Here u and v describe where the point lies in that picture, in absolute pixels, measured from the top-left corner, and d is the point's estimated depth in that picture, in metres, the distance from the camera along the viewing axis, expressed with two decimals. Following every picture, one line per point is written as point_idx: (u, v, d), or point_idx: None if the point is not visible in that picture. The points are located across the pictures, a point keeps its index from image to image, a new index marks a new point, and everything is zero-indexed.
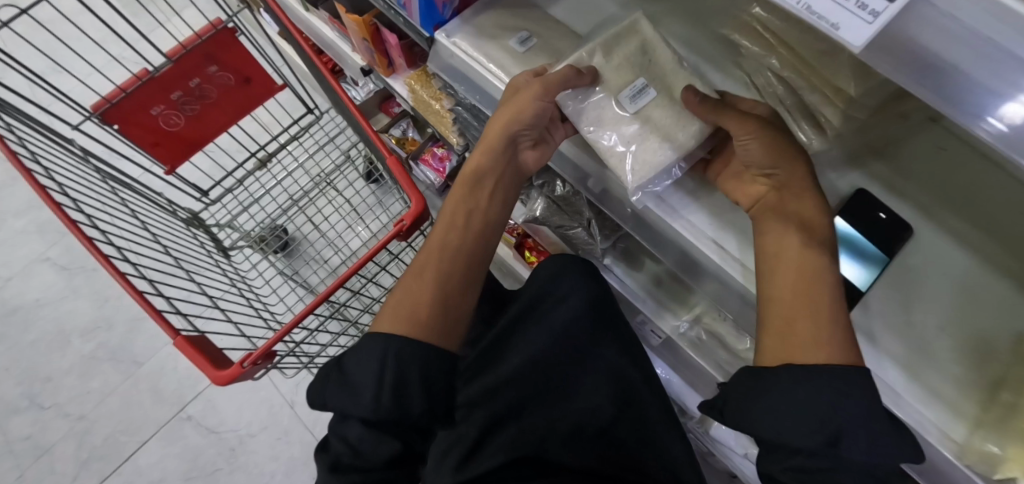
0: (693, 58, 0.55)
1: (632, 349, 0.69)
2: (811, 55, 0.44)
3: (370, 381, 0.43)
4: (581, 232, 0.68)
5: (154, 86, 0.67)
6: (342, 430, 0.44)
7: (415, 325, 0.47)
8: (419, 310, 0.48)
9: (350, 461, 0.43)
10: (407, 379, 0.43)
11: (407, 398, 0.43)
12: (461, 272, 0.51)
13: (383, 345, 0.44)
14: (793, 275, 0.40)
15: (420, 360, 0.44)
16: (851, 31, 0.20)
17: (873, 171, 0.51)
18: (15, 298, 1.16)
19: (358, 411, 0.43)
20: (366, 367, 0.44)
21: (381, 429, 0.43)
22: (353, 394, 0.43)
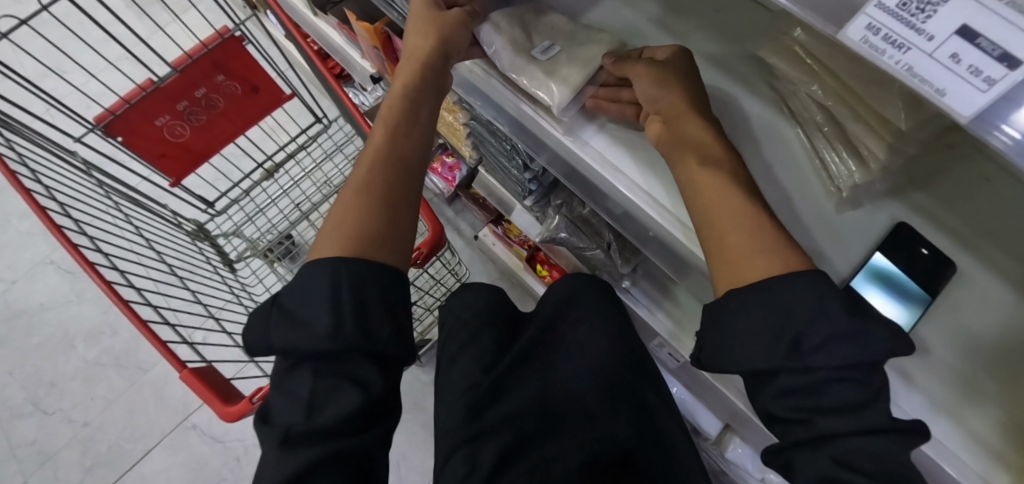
0: (723, 79, 0.52)
1: (649, 376, 0.67)
2: (858, 83, 0.41)
3: (324, 311, 0.39)
4: (600, 254, 0.66)
5: (160, 97, 0.64)
6: (296, 383, 0.39)
7: (360, 240, 0.42)
8: (350, 229, 0.42)
9: (301, 427, 0.38)
10: (365, 297, 0.40)
11: (373, 323, 0.40)
12: (395, 191, 0.45)
13: (331, 272, 0.40)
14: (706, 191, 0.38)
15: (382, 283, 0.42)
16: (959, 97, 0.17)
17: (915, 201, 0.47)
18: (19, 302, 1.15)
19: (314, 344, 0.38)
20: (317, 298, 0.40)
21: (338, 359, 0.39)
22: (306, 330, 0.39)
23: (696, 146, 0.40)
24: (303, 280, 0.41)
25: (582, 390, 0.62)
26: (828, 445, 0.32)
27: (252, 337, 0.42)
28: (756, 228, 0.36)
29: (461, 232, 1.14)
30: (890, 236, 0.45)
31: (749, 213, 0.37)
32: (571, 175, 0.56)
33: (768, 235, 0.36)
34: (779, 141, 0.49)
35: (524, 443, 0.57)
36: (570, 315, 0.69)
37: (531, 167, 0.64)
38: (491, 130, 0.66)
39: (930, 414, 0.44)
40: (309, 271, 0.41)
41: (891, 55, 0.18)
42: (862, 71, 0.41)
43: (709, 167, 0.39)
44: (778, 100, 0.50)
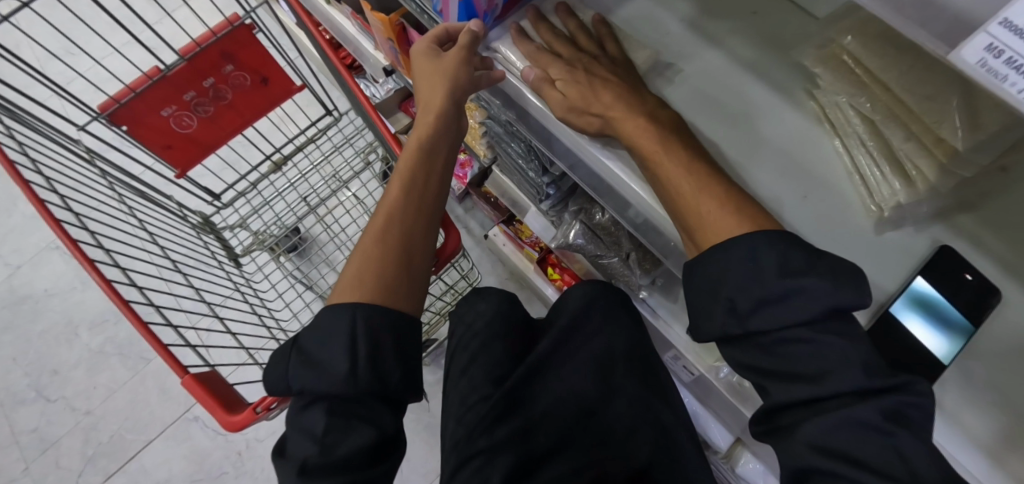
0: (758, 85, 0.49)
1: (664, 389, 0.65)
2: (911, 98, 0.39)
3: (341, 353, 0.42)
4: (617, 263, 0.63)
5: (166, 86, 0.62)
6: (304, 420, 0.42)
7: (371, 285, 0.47)
8: (378, 273, 0.47)
9: (318, 460, 0.39)
10: (375, 337, 0.44)
11: (385, 366, 0.44)
12: (410, 230, 0.51)
13: (351, 315, 0.44)
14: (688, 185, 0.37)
15: (392, 327, 0.46)
16: None
17: (959, 223, 0.45)
18: (23, 288, 1.14)
19: (331, 386, 0.41)
20: (331, 343, 0.43)
21: (352, 402, 0.42)
22: (320, 372, 0.42)
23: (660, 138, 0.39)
24: (324, 325, 0.44)
25: (593, 408, 0.60)
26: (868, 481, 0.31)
27: (273, 378, 0.45)
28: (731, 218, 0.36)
29: (471, 231, 1.12)
30: (933, 261, 0.43)
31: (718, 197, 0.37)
32: (591, 179, 0.54)
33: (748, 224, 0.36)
34: (817, 156, 0.47)
35: (531, 463, 0.55)
36: (584, 323, 0.66)
37: (549, 170, 0.61)
38: (510, 131, 0.62)
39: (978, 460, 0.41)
40: (327, 315, 0.45)
41: (1010, 84, 0.15)
42: (933, 82, 0.38)
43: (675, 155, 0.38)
44: (818, 112, 0.48)
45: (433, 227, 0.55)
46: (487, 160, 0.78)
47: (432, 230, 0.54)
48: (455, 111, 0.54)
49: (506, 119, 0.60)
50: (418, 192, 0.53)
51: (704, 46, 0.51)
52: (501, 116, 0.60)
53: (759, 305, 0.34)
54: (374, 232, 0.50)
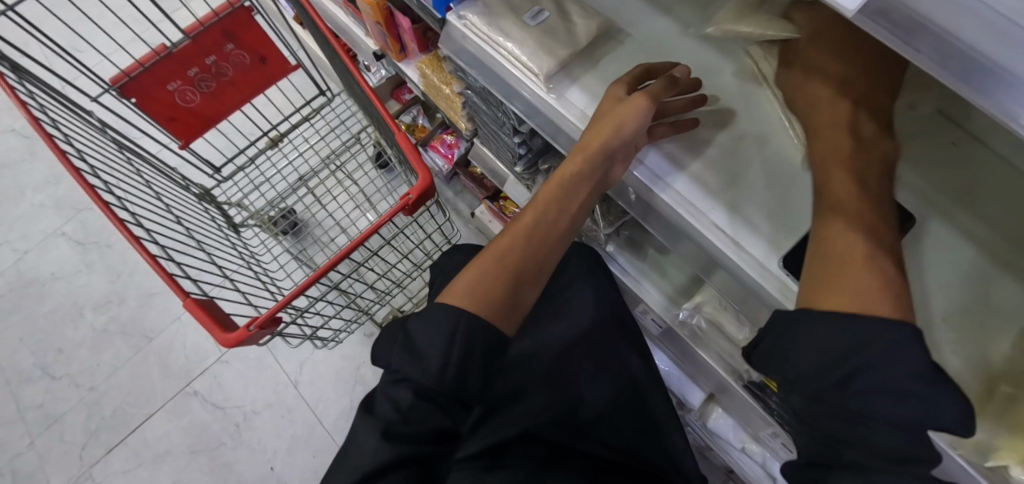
0: (701, 46, 0.56)
1: (633, 336, 0.70)
2: None
3: (437, 353, 0.41)
4: (585, 218, 0.70)
5: (172, 61, 0.68)
6: (391, 392, 0.43)
7: (485, 304, 0.43)
8: (495, 292, 0.44)
9: (398, 427, 0.42)
10: (470, 355, 0.41)
11: (469, 372, 0.41)
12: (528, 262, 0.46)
13: (455, 319, 0.41)
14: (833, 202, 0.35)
15: (489, 343, 0.42)
16: None
17: None
18: (31, 271, 1.19)
19: (420, 377, 0.41)
20: (434, 338, 0.41)
21: (434, 399, 0.42)
22: (417, 361, 0.41)
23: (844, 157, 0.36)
24: (430, 314, 0.43)
25: (564, 352, 0.65)
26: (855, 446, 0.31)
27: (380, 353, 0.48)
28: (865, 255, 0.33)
29: (459, 211, 1.17)
30: None
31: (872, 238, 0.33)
32: (548, 128, 0.59)
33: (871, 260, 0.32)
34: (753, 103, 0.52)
35: (502, 399, 0.61)
36: (559, 275, 0.71)
37: (520, 131, 0.67)
38: (486, 99, 0.68)
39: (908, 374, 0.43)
40: (437, 310, 0.42)
41: None
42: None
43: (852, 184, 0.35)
44: (751, 66, 0.54)
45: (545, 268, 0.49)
46: (469, 133, 0.84)
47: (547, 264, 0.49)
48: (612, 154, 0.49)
49: (482, 86, 0.66)
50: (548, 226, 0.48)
51: (651, 13, 0.58)
52: (479, 84, 0.66)
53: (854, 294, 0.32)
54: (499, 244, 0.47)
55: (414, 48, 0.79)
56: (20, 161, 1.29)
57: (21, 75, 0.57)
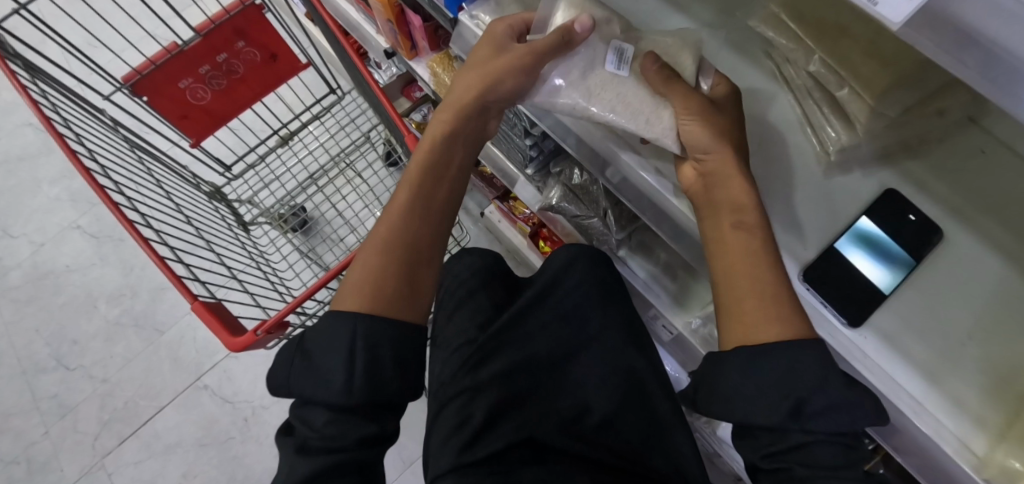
0: (718, 48, 0.54)
1: (642, 342, 0.69)
2: (830, 55, 0.43)
3: (339, 369, 0.44)
4: (596, 222, 0.67)
5: (183, 59, 0.68)
6: (307, 413, 0.45)
7: (375, 297, 0.47)
8: (385, 282, 0.48)
9: (317, 442, 0.43)
10: (378, 357, 0.45)
11: (383, 377, 0.45)
12: (419, 237, 0.51)
13: (352, 328, 0.45)
14: (735, 255, 0.42)
15: (390, 339, 0.46)
16: (889, 7, 0.19)
17: (904, 168, 0.49)
18: (47, 263, 1.20)
19: (327, 394, 0.43)
20: (334, 353, 0.44)
21: (348, 411, 0.44)
22: (323, 380, 0.44)
23: (735, 210, 0.42)
24: (327, 332, 0.46)
25: (571, 357, 0.64)
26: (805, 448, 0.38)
27: (274, 379, 0.48)
28: (769, 292, 0.40)
29: (469, 210, 1.17)
30: (877, 202, 0.47)
31: (766, 277, 0.41)
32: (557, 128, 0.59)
33: (768, 302, 0.40)
34: (771, 109, 0.51)
35: (511, 402, 0.59)
36: (564, 279, 0.70)
37: (531, 132, 0.64)
38: None
39: (921, 389, 0.43)
40: (330, 326, 0.46)
41: None
42: (857, 45, 0.42)
43: (744, 233, 0.42)
44: (772, 68, 0.52)
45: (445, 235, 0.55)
46: None
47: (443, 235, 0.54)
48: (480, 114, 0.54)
49: None
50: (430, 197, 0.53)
51: (670, 13, 0.56)
52: None
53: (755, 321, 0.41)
54: (380, 235, 0.51)
55: (425, 46, 0.79)
56: (38, 155, 1.31)
57: (31, 72, 0.57)
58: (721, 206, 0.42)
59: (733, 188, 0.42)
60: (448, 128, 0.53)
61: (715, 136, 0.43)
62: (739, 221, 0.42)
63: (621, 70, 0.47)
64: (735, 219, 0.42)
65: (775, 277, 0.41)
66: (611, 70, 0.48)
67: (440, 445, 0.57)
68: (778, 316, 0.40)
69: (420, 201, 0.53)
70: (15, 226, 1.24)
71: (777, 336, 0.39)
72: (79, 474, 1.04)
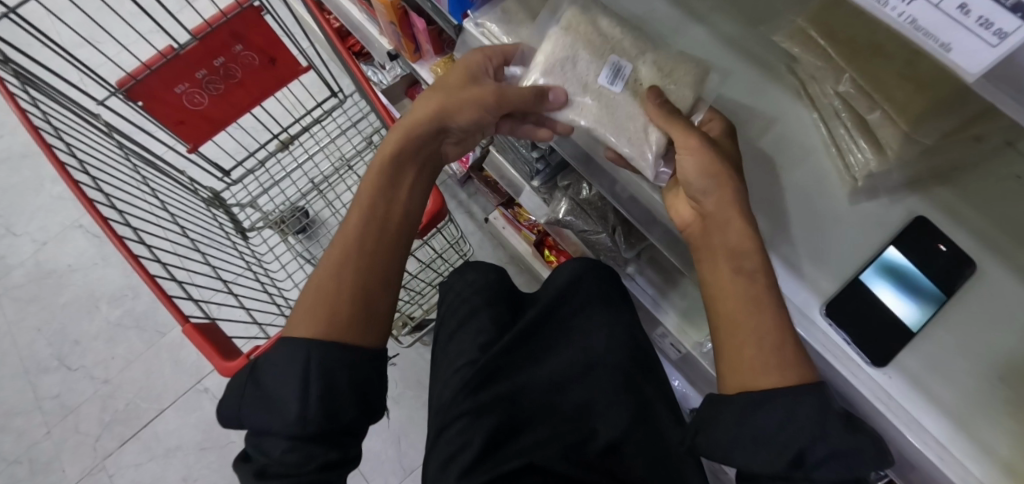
0: (740, 61, 0.51)
1: (649, 365, 0.66)
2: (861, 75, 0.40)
3: (293, 400, 0.42)
4: (604, 238, 0.64)
5: (178, 64, 0.66)
6: (263, 444, 0.42)
7: (338, 325, 0.46)
8: (341, 304, 0.46)
9: (278, 468, 0.41)
10: (334, 386, 0.43)
11: (339, 405, 0.43)
12: (379, 259, 0.50)
13: (305, 360, 0.43)
14: (731, 302, 0.41)
15: (348, 368, 0.45)
16: (964, 54, 0.16)
17: (934, 195, 0.45)
18: (50, 262, 1.20)
19: (283, 426, 0.41)
20: (288, 381, 0.43)
21: (308, 440, 0.42)
22: (278, 411, 0.42)
23: (734, 256, 0.41)
24: (278, 359, 0.44)
25: (577, 380, 0.61)
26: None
27: (226, 410, 0.45)
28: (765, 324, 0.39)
29: (473, 214, 1.15)
30: (904, 232, 0.44)
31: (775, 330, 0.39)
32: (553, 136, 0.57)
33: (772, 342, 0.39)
34: (794, 128, 0.48)
35: (512, 428, 0.57)
36: (570, 296, 0.67)
37: (538, 145, 0.62)
38: None
39: (950, 435, 0.40)
40: (282, 352, 0.44)
41: (893, 6, 0.17)
42: (892, 66, 0.39)
43: (743, 280, 0.40)
44: (796, 84, 0.49)
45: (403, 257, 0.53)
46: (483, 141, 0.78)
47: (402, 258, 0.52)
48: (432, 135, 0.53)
49: None
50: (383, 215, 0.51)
51: (688, 23, 0.53)
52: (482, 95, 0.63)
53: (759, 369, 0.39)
54: (333, 257, 0.49)
55: (429, 49, 0.76)
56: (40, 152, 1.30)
57: (21, 79, 0.55)
58: (717, 251, 0.42)
59: (733, 234, 0.41)
60: (401, 139, 0.52)
61: (713, 177, 0.40)
62: (738, 266, 0.41)
63: (614, 87, 0.45)
64: (737, 264, 0.41)
65: (783, 329, 0.39)
66: (605, 85, 0.45)
67: (439, 472, 0.55)
68: (781, 364, 0.38)
69: (378, 217, 0.52)
70: (18, 224, 1.23)
71: (781, 382, 0.38)
72: (81, 474, 1.04)
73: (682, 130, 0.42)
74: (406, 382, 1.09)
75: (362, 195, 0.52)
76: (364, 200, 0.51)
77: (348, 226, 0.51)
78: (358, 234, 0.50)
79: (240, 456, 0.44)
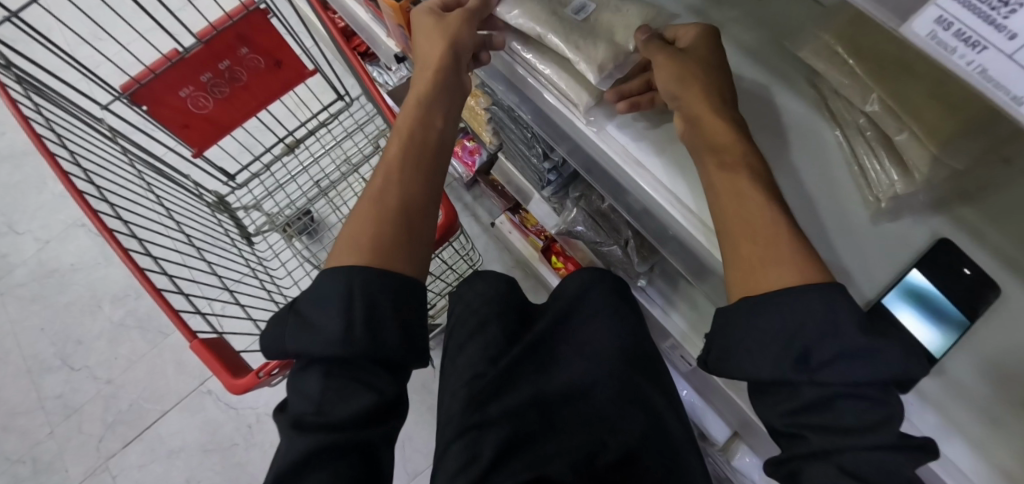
0: (759, 73, 0.49)
1: (660, 378, 0.65)
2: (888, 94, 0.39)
3: (337, 318, 0.43)
4: (617, 250, 0.63)
5: (183, 67, 0.65)
6: (303, 384, 0.44)
7: (380, 249, 0.46)
8: (387, 227, 0.47)
9: (315, 418, 0.42)
10: (378, 307, 0.44)
11: (382, 333, 0.44)
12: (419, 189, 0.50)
13: (348, 278, 0.44)
14: (729, 199, 0.38)
15: (389, 288, 0.45)
16: None
17: (960, 216, 0.44)
18: (52, 261, 1.19)
19: (327, 348, 0.42)
20: (331, 305, 0.44)
21: (345, 377, 0.43)
22: (321, 335, 0.43)
23: (716, 150, 0.39)
24: (322, 286, 0.45)
25: (588, 392, 0.60)
26: (837, 453, 0.32)
27: (271, 341, 0.47)
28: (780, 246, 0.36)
29: (478, 218, 1.14)
30: (931, 254, 0.42)
31: (773, 233, 0.36)
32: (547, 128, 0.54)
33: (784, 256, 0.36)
34: (815, 143, 0.47)
35: (520, 441, 0.56)
36: (583, 306, 0.67)
37: (551, 156, 0.62)
38: (516, 119, 0.62)
39: (979, 468, 0.38)
40: (325, 280, 0.45)
41: (960, 55, 0.16)
42: (921, 85, 0.38)
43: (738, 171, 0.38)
44: (817, 98, 0.47)
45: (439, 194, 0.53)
46: (493, 147, 0.77)
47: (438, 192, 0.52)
48: (455, 71, 0.52)
49: (511, 106, 0.60)
50: (418, 149, 0.51)
51: None
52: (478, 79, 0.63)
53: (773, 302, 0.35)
54: (376, 185, 0.49)
55: None
56: None
57: (25, 85, 0.54)
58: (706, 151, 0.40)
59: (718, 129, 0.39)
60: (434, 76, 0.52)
61: (681, 83, 0.41)
62: (724, 160, 0.39)
63: (579, 17, 0.46)
64: (719, 159, 0.39)
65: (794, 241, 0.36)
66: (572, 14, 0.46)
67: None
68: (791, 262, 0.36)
69: (414, 155, 0.51)
70: (20, 222, 1.23)
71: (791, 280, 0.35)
72: (84, 475, 1.04)
73: (653, 46, 0.43)
74: (411, 386, 1.09)
75: (401, 125, 0.52)
76: (402, 132, 0.51)
77: (383, 166, 0.51)
78: (395, 172, 0.50)
79: (281, 403, 0.46)
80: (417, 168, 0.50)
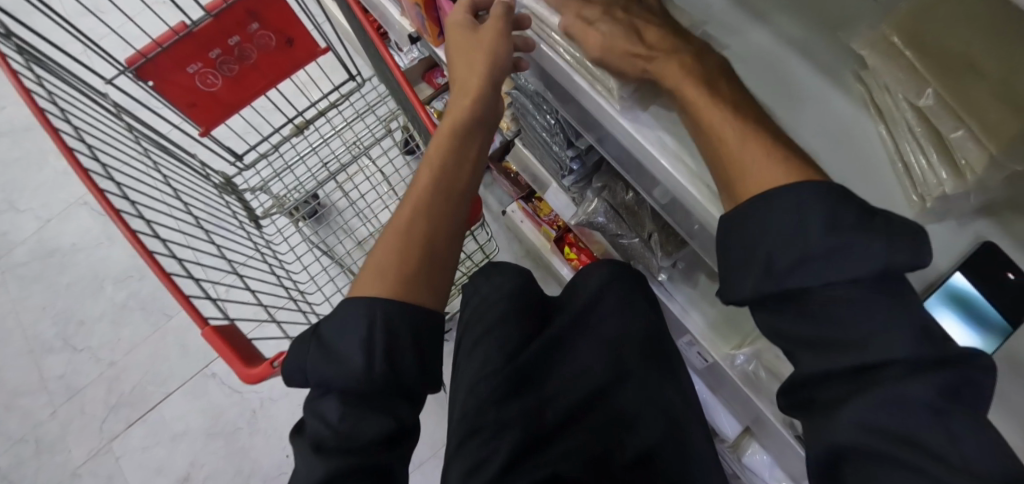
0: (799, 63, 0.47)
1: (677, 378, 0.63)
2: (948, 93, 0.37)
3: (357, 345, 0.41)
4: (638, 244, 0.62)
5: (191, 42, 0.62)
6: (318, 407, 0.40)
7: (401, 285, 0.45)
8: (410, 261, 0.47)
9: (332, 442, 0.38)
10: (396, 335, 0.43)
11: (399, 350, 0.42)
12: (445, 216, 0.50)
13: (368, 308, 0.43)
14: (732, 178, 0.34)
15: (407, 316, 0.44)
16: None
17: (1005, 220, 0.42)
18: (53, 240, 1.17)
19: (345, 379, 0.40)
20: (348, 335, 0.42)
21: (364, 404, 0.40)
22: (337, 364, 0.40)
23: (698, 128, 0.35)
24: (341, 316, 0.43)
25: (608, 390, 0.59)
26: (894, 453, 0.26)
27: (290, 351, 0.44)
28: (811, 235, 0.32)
29: (488, 206, 1.12)
30: (974, 255, 0.40)
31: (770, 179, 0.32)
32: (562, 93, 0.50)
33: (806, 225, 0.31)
34: (857, 142, 0.44)
35: (539, 441, 0.54)
36: (597, 303, 0.66)
37: (576, 143, 0.59)
38: (542, 105, 0.61)
39: None
40: (346, 309, 0.44)
41: None
42: (985, 87, 0.36)
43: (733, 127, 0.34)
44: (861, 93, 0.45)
45: (466, 206, 0.53)
46: (512, 133, 0.76)
47: (463, 217, 0.52)
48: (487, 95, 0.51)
49: (537, 91, 0.58)
50: (448, 177, 0.51)
51: (749, 21, 0.49)
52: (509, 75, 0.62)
53: (798, 263, 0.30)
54: (405, 214, 0.49)
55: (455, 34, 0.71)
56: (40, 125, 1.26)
57: (25, 55, 0.51)
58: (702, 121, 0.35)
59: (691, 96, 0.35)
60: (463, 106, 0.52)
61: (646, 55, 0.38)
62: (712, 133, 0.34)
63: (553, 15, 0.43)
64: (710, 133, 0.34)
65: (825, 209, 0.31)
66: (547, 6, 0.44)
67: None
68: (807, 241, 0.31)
69: (440, 187, 0.51)
70: (21, 199, 1.21)
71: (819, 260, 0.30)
72: (86, 456, 1.03)
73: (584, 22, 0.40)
74: None
75: (431, 155, 0.52)
76: (433, 164, 0.52)
77: (411, 195, 0.51)
78: (421, 204, 0.50)
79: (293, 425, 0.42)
80: (445, 193, 0.51)
